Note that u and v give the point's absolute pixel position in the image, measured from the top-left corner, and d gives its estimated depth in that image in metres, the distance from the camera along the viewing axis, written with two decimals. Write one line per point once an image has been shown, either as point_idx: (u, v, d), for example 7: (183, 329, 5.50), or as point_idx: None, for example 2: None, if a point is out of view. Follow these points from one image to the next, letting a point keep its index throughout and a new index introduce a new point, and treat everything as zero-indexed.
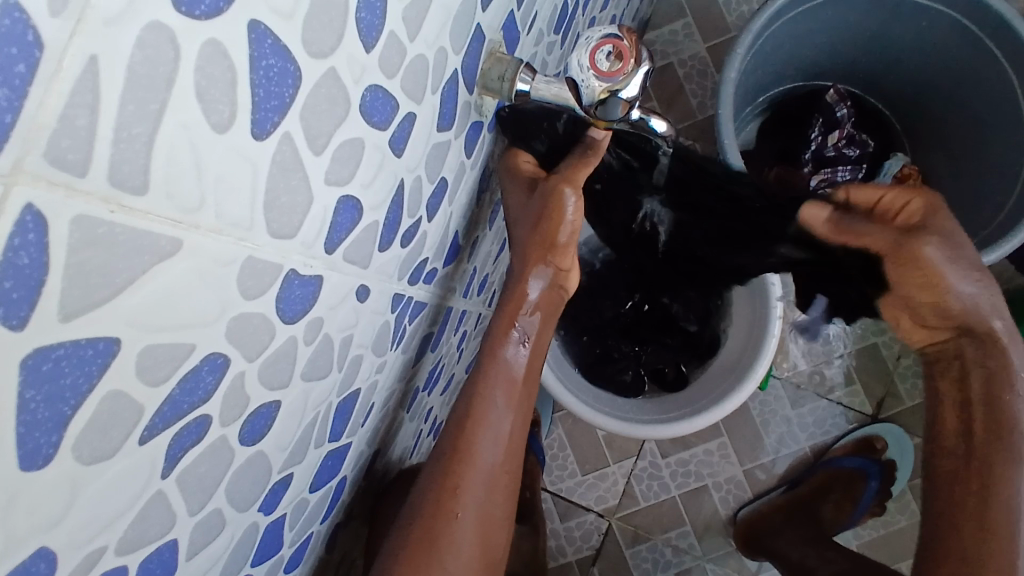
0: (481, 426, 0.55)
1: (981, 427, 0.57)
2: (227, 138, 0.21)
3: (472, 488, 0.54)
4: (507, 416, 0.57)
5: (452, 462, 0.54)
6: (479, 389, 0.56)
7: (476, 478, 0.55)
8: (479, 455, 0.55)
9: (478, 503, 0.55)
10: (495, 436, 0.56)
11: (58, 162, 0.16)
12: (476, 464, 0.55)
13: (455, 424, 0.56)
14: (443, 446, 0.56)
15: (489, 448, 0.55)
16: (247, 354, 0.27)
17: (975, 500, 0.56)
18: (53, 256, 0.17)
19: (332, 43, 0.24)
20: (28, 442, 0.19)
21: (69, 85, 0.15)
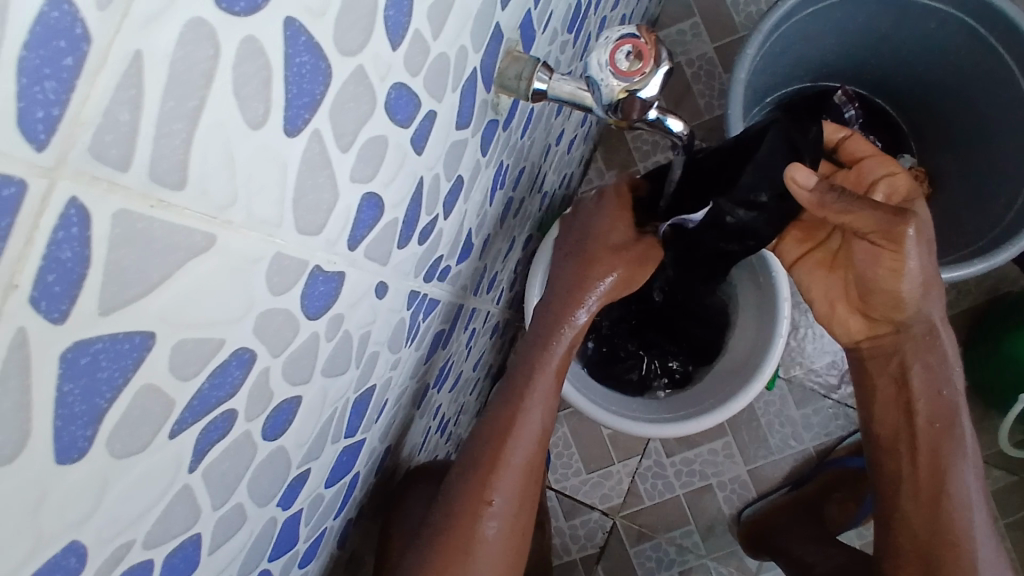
0: (513, 429, 0.58)
1: (925, 415, 0.64)
2: (260, 135, 0.21)
3: (504, 490, 0.56)
4: (541, 418, 0.59)
5: (488, 470, 0.57)
6: (517, 393, 0.59)
7: (507, 479, 0.57)
8: (512, 456, 0.57)
9: (509, 504, 0.57)
10: (527, 438, 0.58)
11: (101, 157, 0.16)
12: (508, 467, 0.57)
13: (492, 433, 0.58)
14: (477, 453, 0.58)
15: (518, 449, 0.58)
16: (272, 349, 0.27)
17: (926, 477, 0.63)
18: (94, 251, 0.17)
19: (360, 40, 0.24)
20: (64, 436, 0.19)
21: (112, 80, 0.15)
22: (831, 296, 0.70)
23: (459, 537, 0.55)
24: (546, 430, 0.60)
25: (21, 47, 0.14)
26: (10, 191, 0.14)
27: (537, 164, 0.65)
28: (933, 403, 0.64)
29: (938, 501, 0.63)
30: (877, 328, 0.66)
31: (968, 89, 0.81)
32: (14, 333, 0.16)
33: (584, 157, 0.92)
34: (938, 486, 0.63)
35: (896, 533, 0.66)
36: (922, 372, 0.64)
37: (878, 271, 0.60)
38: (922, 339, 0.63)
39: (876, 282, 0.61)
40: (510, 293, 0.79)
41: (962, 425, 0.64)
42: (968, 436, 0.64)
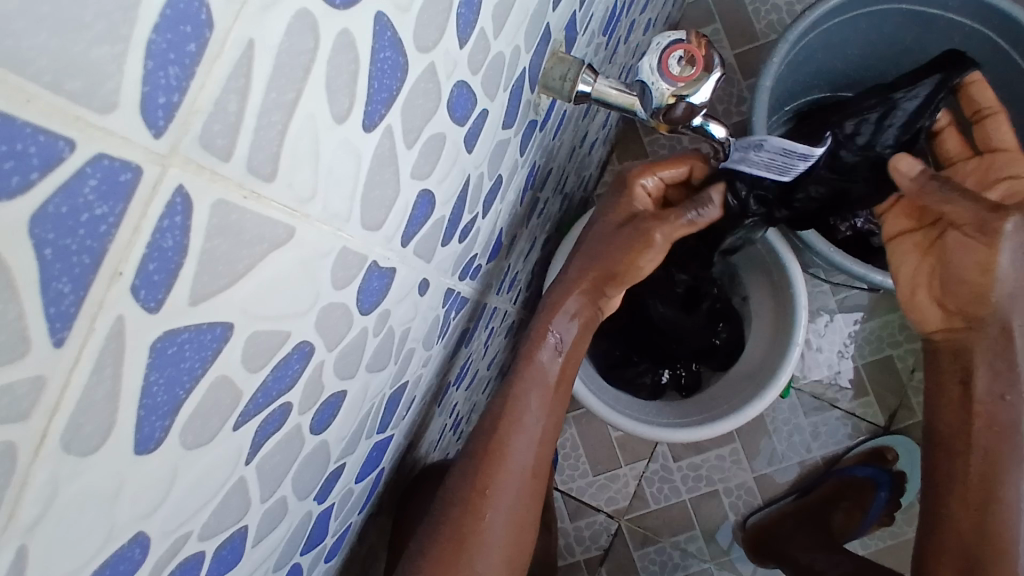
0: (512, 427, 0.56)
1: (983, 420, 0.59)
2: (343, 130, 0.21)
3: (502, 488, 0.55)
4: (539, 414, 0.57)
5: (483, 461, 0.56)
6: (513, 392, 0.57)
7: (507, 479, 0.56)
8: (512, 454, 0.56)
9: (511, 504, 0.56)
10: (529, 438, 0.57)
11: (208, 146, 0.16)
12: (507, 462, 0.56)
13: (488, 424, 0.57)
14: (475, 444, 0.57)
15: (520, 450, 0.56)
16: (328, 344, 0.27)
17: (978, 479, 0.59)
18: (192, 240, 0.17)
19: (435, 37, 0.24)
20: (144, 426, 0.19)
21: (227, 69, 0.15)
22: (915, 282, 0.64)
23: (455, 532, 0.54)
24: (546, 425, 0.58)
25: (150, 30, 0.13)
26: (126, 177, 0.14)
27: (562, 166, 0.65)
28: (998, 410, 0.59)
29: (990, 509, 0.57)
30: (952, 322, 0.62)
31: None
32: (112, 323, 0.16)
33: (602, 160, 0.92)
34: (995, 495, 0.57)
35: (942, 548, 0.60)
36: (989, 375, 0.59)
37: (969, 263, 0.58)
38: (997, 340, 0.59)
39: (964, 273, 0.58)
40: (527, 293, 0.79)
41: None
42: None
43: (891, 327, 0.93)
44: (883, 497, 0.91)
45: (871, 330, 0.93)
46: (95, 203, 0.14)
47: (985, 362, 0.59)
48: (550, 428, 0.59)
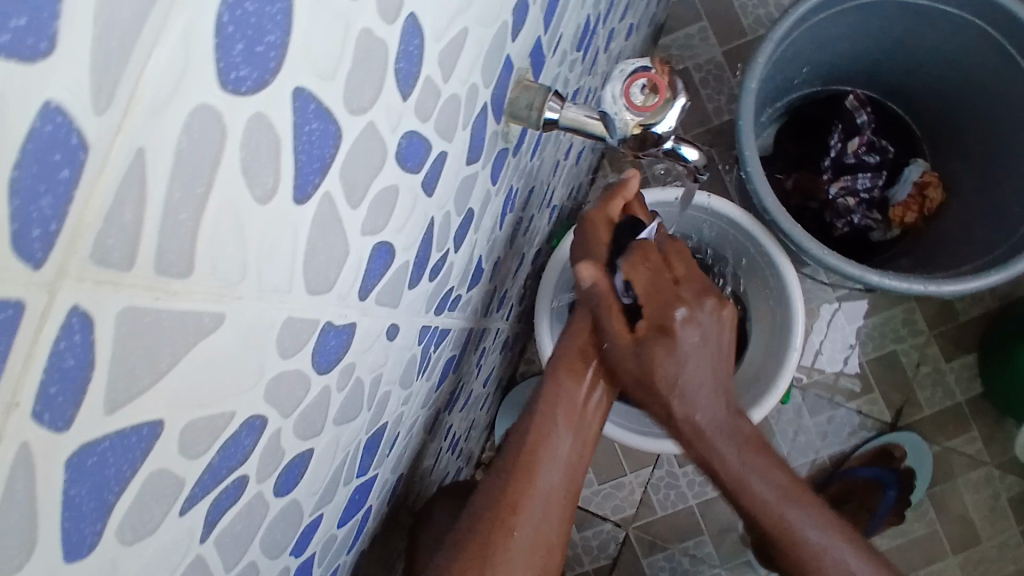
0: (543, 449, 0.54)
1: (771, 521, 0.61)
2: (271, 207, 0.20)
3: (530, 509, 0.52)
4: (568, 437, 0.55)
5: (512, 480, 0.53)
6: (541, 416, 0.55)
7: (535, 502, 0.53)
8: (542, 477, 0.53)
9: (536, 526, 0.53)
10: (556, 459, 0.54)
11: (104, 261, 0.15)
12: (538, 481, 0.53)
13: (517, 444, 0.55)
14: (503, 464, 0.55)
15: (548, 471, 0.54)
16: (283, 411, 0.26)
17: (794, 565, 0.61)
18: (99, 353, 0.16)
19: (371, 97, 0.23)
20: (73, 535, 0.18)
21: (115, 181, 0.14)
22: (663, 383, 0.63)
23: (482, 546, 0.52)
24: (580, 451, 0.56)
25: (13, 165, 0.13)
26: (7, 313, 0.13)
27: (545, 181, 0.63)
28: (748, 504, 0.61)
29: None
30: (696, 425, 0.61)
31: (978, 94, 0.80)
32: (16, 450, 0.15)
33: (592, 167, 0.91)
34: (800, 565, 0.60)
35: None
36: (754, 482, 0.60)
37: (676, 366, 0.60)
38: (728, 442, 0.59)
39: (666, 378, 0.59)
40: (519, 307, 0.78)
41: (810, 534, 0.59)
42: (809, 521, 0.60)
43: (894, 323, 0.94)
44: (891, 495, 0.91)
45: (874, 326, 0.93)
46: None
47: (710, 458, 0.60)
48: (582, 458, 0.56)
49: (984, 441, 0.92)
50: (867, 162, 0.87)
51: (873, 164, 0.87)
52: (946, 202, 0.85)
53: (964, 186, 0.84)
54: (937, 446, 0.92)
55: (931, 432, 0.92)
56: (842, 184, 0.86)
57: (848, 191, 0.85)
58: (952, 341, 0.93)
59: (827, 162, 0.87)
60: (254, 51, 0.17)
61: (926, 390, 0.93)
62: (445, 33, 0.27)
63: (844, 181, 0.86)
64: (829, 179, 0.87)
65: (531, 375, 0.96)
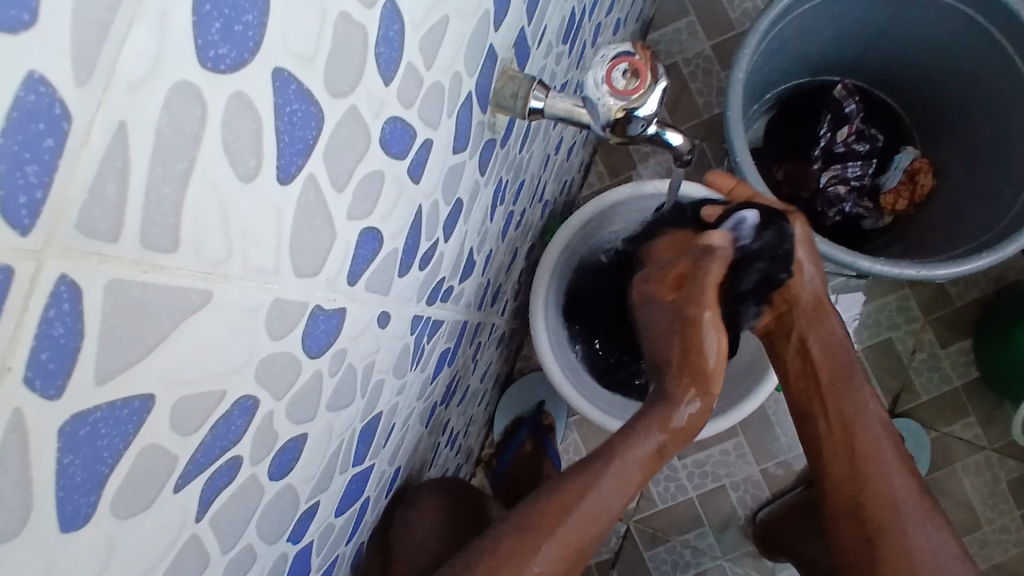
0: (580, 504, 0.51)
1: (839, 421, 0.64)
2: (253, 187, 0.20)
3: (549, 550, 0.50)
4: (610, 499, 0.52)
5: (534, 531, 0.51)
6: (588, 471, 0.53)
7: (555, 546, 0.51)
8: (565, 528, 0.51)
9: (548, 568, 0.51)
10: (588, 513, 0.52)
11: (89, 232, 0.16)
12: (559, 534, 0.51)
13: (551, 493, 0.52)
14: (531, 513, 0.52)
15: (572, 523, 0.51)
16: (274, 394, 0.27)
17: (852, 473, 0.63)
18: (87, 323, 0.16)
19: (352, 80, 0.24)
20: (67, 506, 0.18)
21: (98, 153, 0.15)
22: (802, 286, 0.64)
23: None
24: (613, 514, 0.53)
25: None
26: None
27: (536, 175, 0.64)
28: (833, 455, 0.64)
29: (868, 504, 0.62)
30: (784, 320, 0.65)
31: (966, 79, 0.80)
32: (8, 416, 0.15)
33: (583, 162, 0.92)
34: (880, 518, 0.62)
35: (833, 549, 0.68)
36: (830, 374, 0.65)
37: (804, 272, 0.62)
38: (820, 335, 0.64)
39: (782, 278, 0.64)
40: (514, 302, 0.78)
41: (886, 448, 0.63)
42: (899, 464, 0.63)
43: (888, 310, 0.94)
44: None
45: (869, 314, 0.94)
46: None
47: (832, 396, 0.64)
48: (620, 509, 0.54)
49: (981, 425, 0.92)
50: (857, 151, 0.88)
51: (862, 152, 0.88)
52: (937, 188, 0.86)
53: (954, 171, 0.84)
54: (934, 432, 0.93)
55: (928, 418, 0.93)
56: (832, 173, 0.87)
57: (839, 179, 0.87)
58: (947, 326, 0.94)
59: (816, 151, 0.88)
60: (232, 30, 0.17)
61: (922, 376, 0.93)
62: (426, 20, 0.28)
63: (835, 170, 0.87)
64: (819, 167, 0.88)
65: (528, 372, 0.96)
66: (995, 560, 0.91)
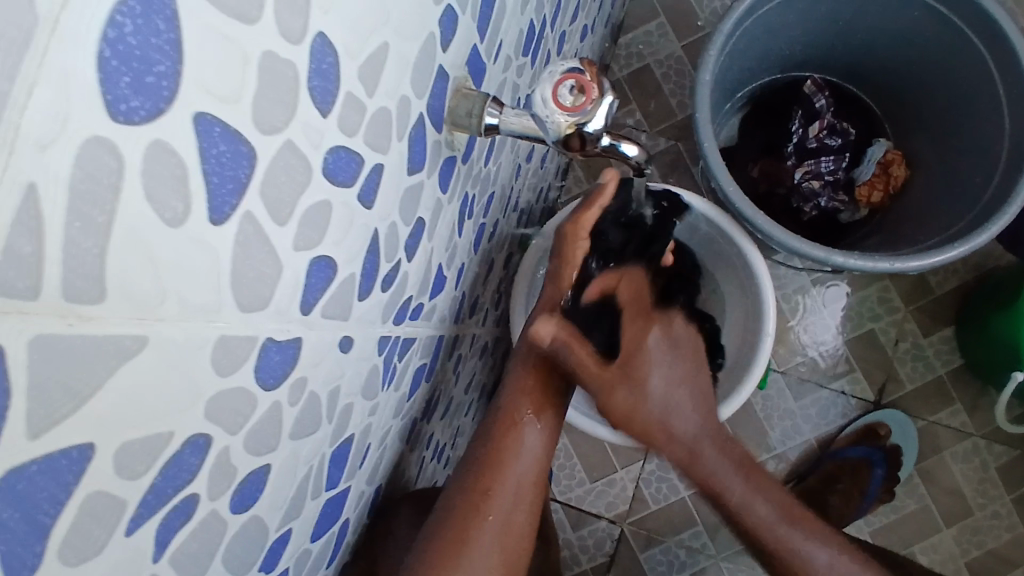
0: (512, 456, 0.56)
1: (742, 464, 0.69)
2: (183, 230, 0.21)
3: (502, 495, 0.55)
4: (534, 461, 0.57)
5: (485, 468, 0.55)
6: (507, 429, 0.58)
7: (506, 490, 0.55)
8: (511, 474, 0.56)
9: (507, 509, 0.55)
10: (527, 461, 0.57)
11: (6, 293, 0.16)
12: (507, 479, 0.55)
13: (480, 460, 0.56)
14: (475, 453, 0.57)
15: (520, 464, 0.56)
16: (230, 428, 0.27)
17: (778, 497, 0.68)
18: (14, 380, 0.17)
19: (284, 116, 0.24)
20: (12, 558, 0.19)
21: (7, 216, 0.15)
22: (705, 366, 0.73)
23: (457, 531, 0.53)
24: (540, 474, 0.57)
25: None
26: None
27: (507, 186, 0.64)
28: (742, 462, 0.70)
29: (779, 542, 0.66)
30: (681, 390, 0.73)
31: (933, 71, 0.81)
32: None
33: (560, 168, 0.92)
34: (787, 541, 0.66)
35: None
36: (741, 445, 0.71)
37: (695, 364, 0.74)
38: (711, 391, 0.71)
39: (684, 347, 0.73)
40: (495, 311, 0.78)
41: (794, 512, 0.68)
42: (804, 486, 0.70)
43: (870, 301, 0.94)
44: (880, 473, 0.91)
45: (852, 305, 0.94)
46: None
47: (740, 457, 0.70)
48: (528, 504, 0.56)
49: (967, 412, 0.93)
50: (830, 146, 0.88)
51: (835, 147, 0.88)
52: (911, 178, 0.86)
53: (928, 162, 0.85)
54: (922, 421, 0.93)
55: (915, 408, 0.93)
56: (806, 169, 0.87)
57: (813, 176, 0.87)
58: (929, 315, 0.94)
59: (789, 148, 0.88)
60: (144, 81, 0.18)
61: (906, 365, 0.94)
62: (362, 49, 0.28)
63: (808, 166, 0.87)
64: (793, 164, 0.88)
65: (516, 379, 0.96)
66: (988, 545, 0.91)
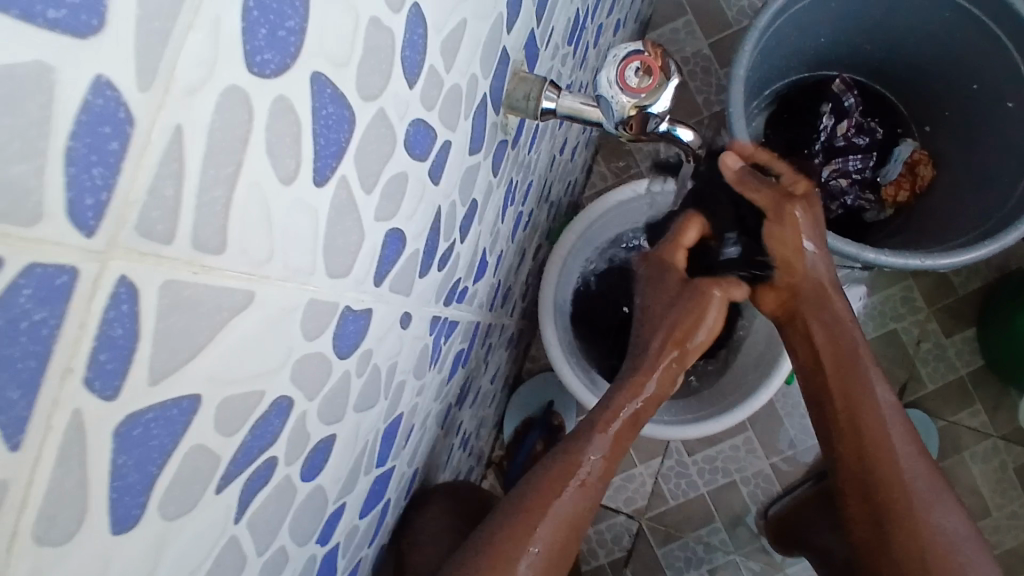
0: (560, 492, 0.51)
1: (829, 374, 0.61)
2: (293, 189, 0.21)
3: (547, 536, 0.50)
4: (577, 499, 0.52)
5: (530, 509, 0.50)
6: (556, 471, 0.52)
7: (549, 530, 0.50)
8: (558, 506, 0.51)
9: (547, 551, 0.50)
10: (575, 497, 0.52)
11: (148, 235, 0.16)
12: (552, 515, 0.50)
13: (522, 503, 0.51)
14: (522, 496, 0.51)
15: (565, 500, 0.51)
16: (309, 394, 0.27)
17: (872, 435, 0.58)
18: (144, 325, 0.17)
19: (380, 84, 0.24)
20: (120, 505, 0.19)
21: (157, 157, 0.16)
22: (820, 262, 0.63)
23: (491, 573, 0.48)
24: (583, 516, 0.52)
25: (67, 137, 0.14)
26: (63, 279, 0.14)
27: (542, 177, 0.64)
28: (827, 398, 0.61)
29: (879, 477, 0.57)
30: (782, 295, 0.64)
31: (961, 73, 0.81)
32: (71, 416, 0.16)
33: (586, 162, 0.93)
34: (888, 481, 0.57)
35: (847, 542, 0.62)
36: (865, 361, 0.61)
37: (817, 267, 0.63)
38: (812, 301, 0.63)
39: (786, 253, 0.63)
40: (522, 304, 0.79)
41: (900, 445, 0.58)
42: (915, 456, 0.58)
43: (893, 301, 0.95)
44: None
45: (874, 305, 0.95)
46: (34, 309, 0.14)
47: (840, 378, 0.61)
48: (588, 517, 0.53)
49: (988, 413, 0.93)
50: (857, 144, 0.90)
51: (862, 145, 0.90)
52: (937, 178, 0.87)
53: (954, 162, 0.85)
54: (942, 422, 0.93)
55: (935, 408, 0.93)
56: (834, 167, 0.88)
57: (840, 173, 0.88)
58: (951, 316, 0.94)
59: (817, 145, 0.89)
60: (276, 35, 0.18)
61: (927, 365, 0.94)
62: (446, 23, 0.28)
63: (835, 164, 0.88)
64: (820, 162, 0.89)
65: (538, 372, 0.97)
66: (1006, 546, 0.91)
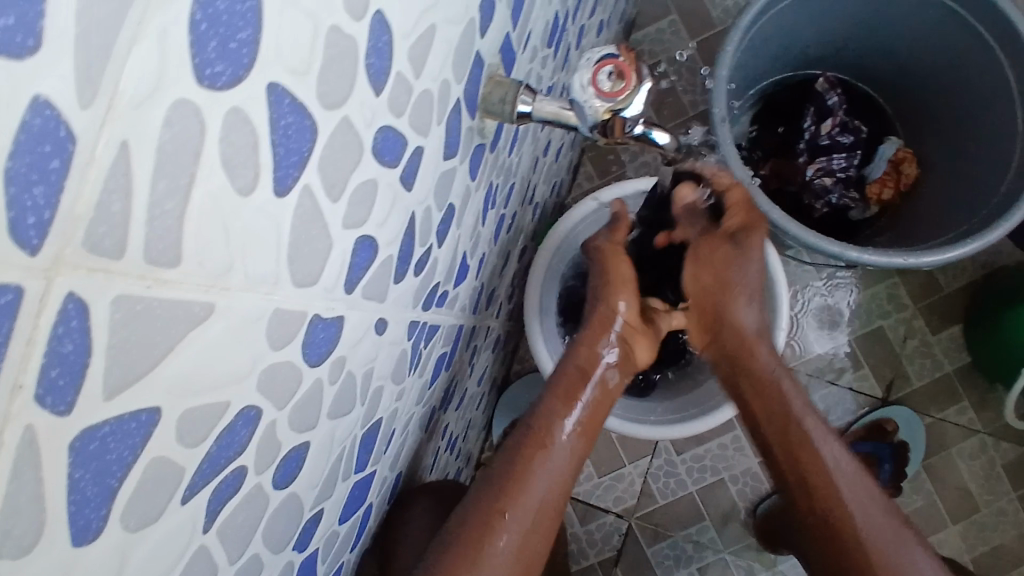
0: (536, 472, 0.53)
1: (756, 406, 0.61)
2: (252, 200, 0.21)
3: (518, 512, 0.52)
4: (547, 488, 0.53)
5: (506, 486, 0.52)
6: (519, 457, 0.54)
7: (521, 514, 0.52)
8: (532, 491, 0.52)
9: (519, 531, 0.51)
10: (548, 475, 0.54)
11: (96, 249, 0.16)
12: (522, 503, 0.52)
13: (499, 479, 0.53)
14: (498, 469, 0.54)
15: (540, 483, 0.53)
16: (278, 403, 0.27)
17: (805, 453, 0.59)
18: (96, 339, 0.17)
19: (344, 93, 0.24)
20: (79, 519, 0.19)
21: (102, 173, 0.15)
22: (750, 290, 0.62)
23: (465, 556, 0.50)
24: (555, 500, 0.54)
25: (8, 156, 0.13)
26: (7, 298, 0.14)
27: (525, 179, 0.64)
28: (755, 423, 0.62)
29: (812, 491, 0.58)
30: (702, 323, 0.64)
31: (944, 71, 0.81)
32: (21, 433, 0.16)
33: (572, 164, 0.93)
34: (822, 487, 0.58)
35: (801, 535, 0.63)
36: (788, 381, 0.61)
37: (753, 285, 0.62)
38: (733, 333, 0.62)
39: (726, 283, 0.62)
40: (508, 305, 0.79)
41: (828, 452, 0.59)
42: (843, 456, 0.59)
43: (879, 299, 0.95)
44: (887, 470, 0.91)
45: (861, 303, 0.95)
46: None
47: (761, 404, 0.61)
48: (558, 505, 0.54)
49: (975, 410, 0.93)
50: (841, 143, 0.89)
51: (847, 144, 0.89)
52: (922, 177, 0.87)
53: (938, 159, 0.85)
54: (929, 418, 0.93)
55: (921, 405, 0.94)
56: (817, 166, 0.88)
57: (823, 172, 0.88)
58: (937, 313, 0.95)
59: (800, 145, 0.89)
60: (228, 47, 0.18)
61: (914, 363, 0.94)
62: (414, 29, 0.28)
63: (819, 164, 0.88)
64: (803, 161, 0.89)
65: (526, 373, 0.97)
66: (993, 542, 0.91)
